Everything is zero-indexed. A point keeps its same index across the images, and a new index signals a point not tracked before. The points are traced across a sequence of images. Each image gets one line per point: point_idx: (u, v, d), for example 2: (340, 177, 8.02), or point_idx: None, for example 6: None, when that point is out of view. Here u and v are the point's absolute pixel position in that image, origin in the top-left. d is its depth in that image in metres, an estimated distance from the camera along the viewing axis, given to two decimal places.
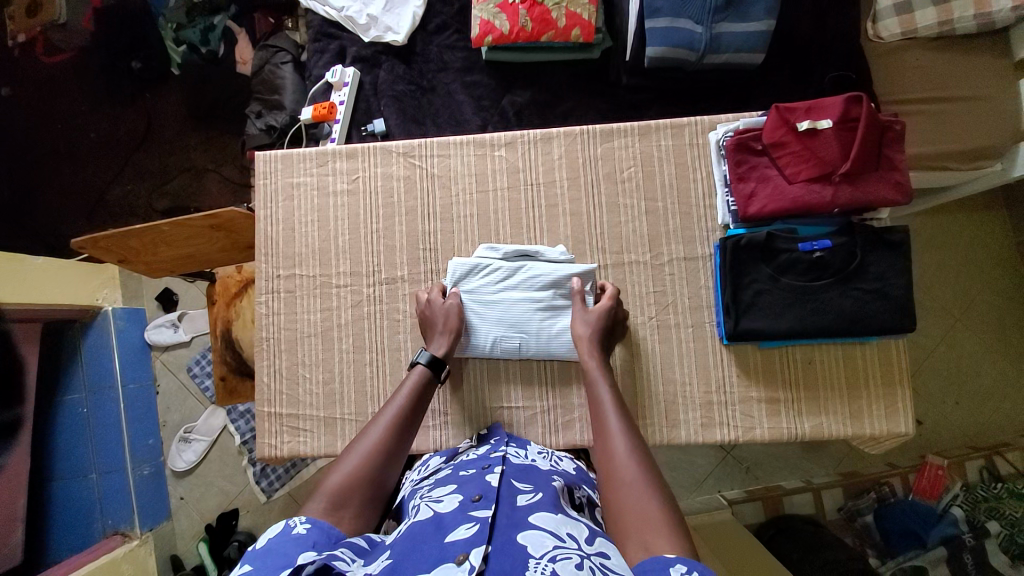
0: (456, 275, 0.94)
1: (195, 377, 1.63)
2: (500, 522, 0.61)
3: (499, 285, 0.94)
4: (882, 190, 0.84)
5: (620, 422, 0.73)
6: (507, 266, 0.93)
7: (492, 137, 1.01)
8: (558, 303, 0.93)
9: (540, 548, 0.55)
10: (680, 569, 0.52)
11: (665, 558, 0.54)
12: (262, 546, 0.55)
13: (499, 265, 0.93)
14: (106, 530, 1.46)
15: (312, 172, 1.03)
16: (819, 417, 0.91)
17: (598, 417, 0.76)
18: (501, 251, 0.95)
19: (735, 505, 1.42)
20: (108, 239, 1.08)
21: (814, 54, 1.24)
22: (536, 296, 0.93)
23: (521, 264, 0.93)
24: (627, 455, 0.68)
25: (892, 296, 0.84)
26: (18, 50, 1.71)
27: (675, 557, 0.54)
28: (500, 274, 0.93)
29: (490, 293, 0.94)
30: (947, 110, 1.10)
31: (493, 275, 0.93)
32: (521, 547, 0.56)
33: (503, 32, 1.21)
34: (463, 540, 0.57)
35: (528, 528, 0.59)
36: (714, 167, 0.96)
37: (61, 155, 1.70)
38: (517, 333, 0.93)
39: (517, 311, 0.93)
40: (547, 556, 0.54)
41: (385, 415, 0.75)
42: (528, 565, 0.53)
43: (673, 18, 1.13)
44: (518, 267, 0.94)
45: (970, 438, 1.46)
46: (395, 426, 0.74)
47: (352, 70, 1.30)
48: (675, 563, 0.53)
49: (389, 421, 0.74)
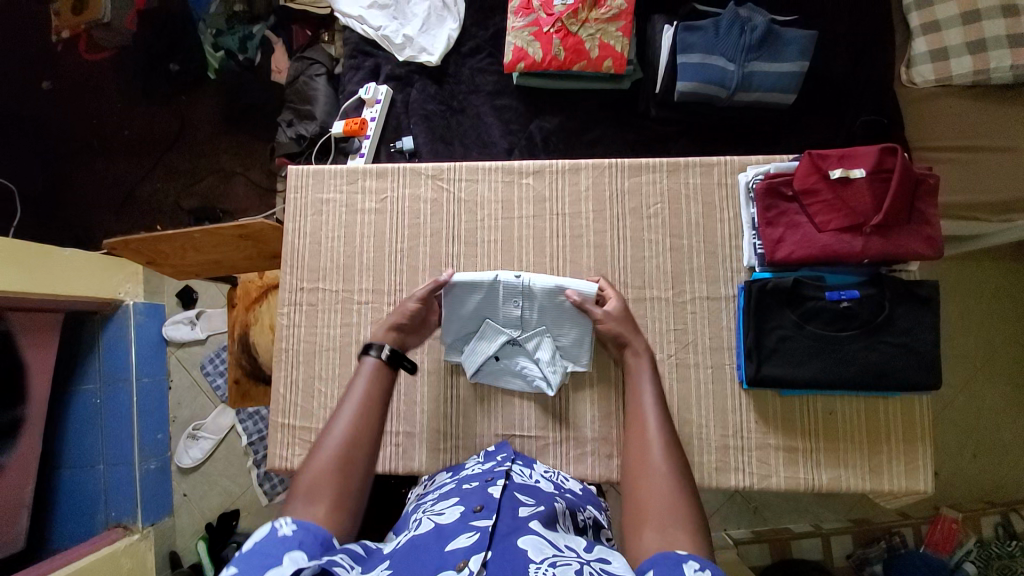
0: (454, 343, 0.95)
1: (208, 374, 1.66)
2: (501, 530, 0.61)
3: (496, 348, 0.93)
4: (912, 244, 0.83)
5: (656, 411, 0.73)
6: (498, 359, 0.94)
7: (521, 165, 1.01)
8: (563, 351, 0.94)
9: (540, 553, 0.56)
10: (693, 565, 0.53)
11: (677, 554, 0.55)
12: (245, 548, 0.53)
13: (490, 356, 0.93)
14: (108, 522, 1.46)
15: (342, 189, 1.05)
16: (838, 469, 0.90)
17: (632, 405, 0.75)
18: (490, 351, 0.93)
19: (740, 546, 1.37)
20: (140, 242, 1.11)
21: (846, 98, 1.23)
22: (546, 347, 0.93)
23: (509, 359, 0.95)
24: (659, 447, 0.68)
25: (920, 350, 0.82)
26: (62, 46, 1.76)
27: (687, 554, 0.55)
28: (491, 351, 0.93)
29: (499, 323, 0.94)
30: (980, 160, 1.09)
31: (486, 349, 0.93)
32: (522, 551, 0.56)
33: (536, 59, 1.22)
34: (463, 549, 0.57)
35: (529, 535, 0.59)
36: (742, 209, 0.95)
37: (95, 150, 1.74)
38: (521, 306, 0.92)
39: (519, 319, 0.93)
40: (547, 561, 0.55)
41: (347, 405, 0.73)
42: (529, 570, 0.53)
43: (705, 55, 1.15)
44: (504, 333, 0.93)
45: (985, 493, 1.42)
46: (361, 411, 0.72)
47: (385, 88, 1.33)
48: (688, 560, 0.54)
49: (352, 410, 0.72)
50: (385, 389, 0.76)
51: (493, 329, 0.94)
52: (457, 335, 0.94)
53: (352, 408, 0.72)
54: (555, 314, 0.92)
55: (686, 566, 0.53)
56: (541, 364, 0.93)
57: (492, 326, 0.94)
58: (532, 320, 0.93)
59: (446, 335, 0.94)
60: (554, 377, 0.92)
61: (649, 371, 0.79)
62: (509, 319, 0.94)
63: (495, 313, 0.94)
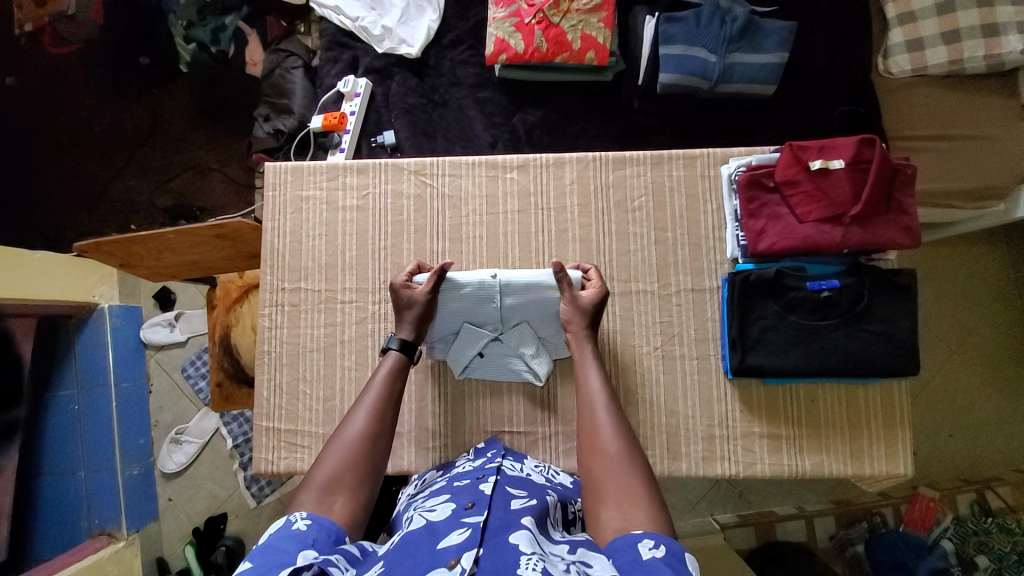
0: (434, 343, 0.94)
1: (190, 378, 1.60)
2: (493, 525, 0.61)
3: (479, 347, 0.93)
4: (890, 233, 0.84)
5: (605, 395, 0.73)
6: (481, 354, 0.94)
7: (505, 159, 1.00)
8: (547, 343, 0.94)
9: (530, 545, 0.56)
10: (647, 543, 0.54)
11: (633, 534, 0.56)
12: (260, 544, 0.54)
13: (472, 353, 0.93)
14: (91, 529, 1.44)
15: (322, 185, 1.03)
16: (820, 455, 0.92)
17: (583, 391, 0.76)
18: (471, 350, 0.93)
19: (727, 530, 1.41)
20: (112, 245, 1.08)
21: (825, 88, 1.24)
22: (530, 341, 0.93)
23: (493, 353, 0.94)
24: (609, 429, 0.69)
25: (898, 337, 0.84)
26: (26, 39, 1.69)
27: (642, 532, 0.56)
28: (473, 348, 0.93)
29: (479, 321, 0.92)
30: (953, 149, 1.11)
31: (468, 348, 0.93)
32: (513, 545, 0.57)
33: (518, 51, 1.21)
34: (455, 545, 0.57)
35: (520, 530, 0.60)
36: (725, 201, 0.96)
37: (65, 148, 1.68)
38: (495, 303, 0.90)
39: (495, 313, 0.91)
40: (537, 555, 0.55)
41: (364, 402, 0.73)
42: (520, 562, 0.53)
43: (686, 46, 1.14)
44: (485, 332, 0.92)
45: (960, 471, 1.47)
46: (379, 408, 0.73)
47: (364, 81, 1.30)
48: (643, 539, 0.55)
49: (370, 407, 0.73)
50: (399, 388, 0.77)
51: (475, 332, 0.92)
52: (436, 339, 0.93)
53: (370, 403, 0.73)
54: (537, 311, 0.91)
55: (641, 545, 0.54)
56: (525, 356, 0.93)
57: (472, 329, 0.92)
58: (511, 315, 0.91)
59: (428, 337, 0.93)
60: (540, 367, 0.92)
61: (593, 359, 0.79)
62: (489, 318, 0.92)
63: (474, 316, 0.91)
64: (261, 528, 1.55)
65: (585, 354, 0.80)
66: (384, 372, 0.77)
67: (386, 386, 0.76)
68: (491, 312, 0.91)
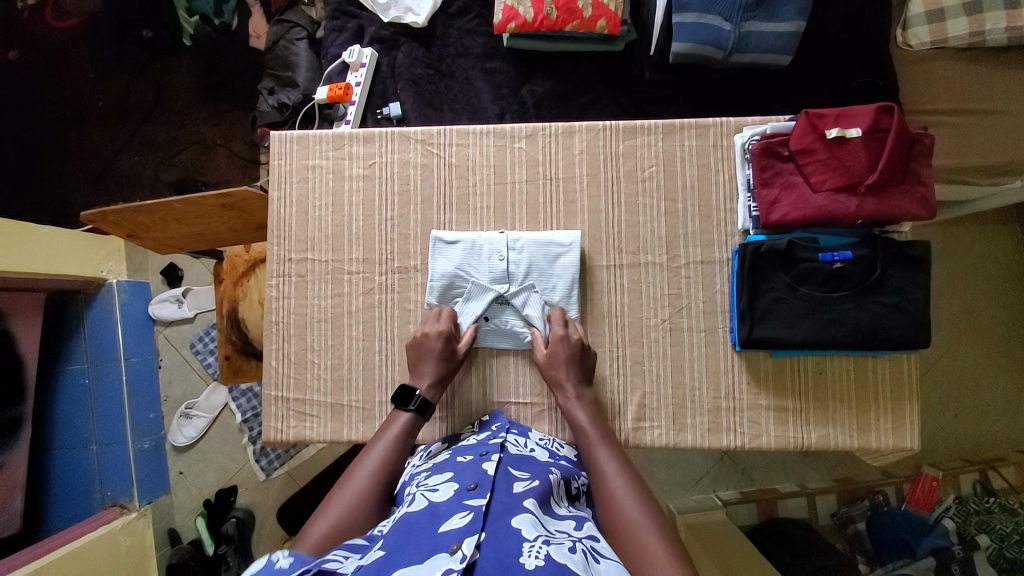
0: (438, 299, 0.96)
1: (197, 353, 1.64)
2: (495, 510, 0.62)
3: (484, 309, 0.94)
4: (906, 204, 0.83)
5: (614, 461, 0.75)
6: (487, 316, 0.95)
7: (513, 128, 0.99)
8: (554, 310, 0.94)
9: (533, 531, 0.57)
10: None
11: None
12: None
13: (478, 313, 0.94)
14: (104, 502, 1.45)
15: (328, 155, 1.01)
16: (827, 427, 0.92)
17: (592, 461, 0.77)
18: (476, 310, 0.94)
19: (729, 506, 1.42)
20: (119, 214, 1.07)
21: (841, 59, 1.20)
22: (538, 302, 0.93)
23: (500, 315, 0.95)
24: (627, 491, 0.70)
25: (910, 311, 0.83)
26: (27, 13, 1.66)
27: None
28: (479, 306, 0.94)
29: (485, 275, 0.95)
30: (974, 123, 1.08)
31: (471, 303, 0.95)
32: (516, 530, 0.57)
33: (527, 19, 1.17)
34: (457, 529, 0.58)
35: (523, 514, 0.61)
36: (737, 171, 0.94)
37: (68, 123, 1.66)
38: (502, 258, 0.94)
39: (500, 267, 0.94)
40: (541, 540, 0.56)
41: (367, 464, 0.78)
42: (524, 548, 0.54)
43: (701, 13, 1.09)
44: (491, 289, 0.94)
45: (964, 451, 1.46)
46: (378, 472, 0.77)
47: (370, 51, 1.27)
48: None
49: (371, 470, 0.77)
50: (401, 455, 0.81)
51: (481, 287, 0.94)
52: (439, 299, 0.96)
53: (371, 467, 0.77)
54: (542, 268, 0.94)
55: None
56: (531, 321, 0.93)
57: (478, 286, 0.94)
58: (518, 273, 0.94)
59: (431, 297, 0.96)
60: (542, 327, 0.92)
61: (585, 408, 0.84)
62: (495, 275, 0.94)
63: (479, 272, 0.95)
64: (271, 500, 1.58)
65: (584, 420, 0.82)
66: (389, 437, 0.81)
67: (389, 453, 0.80)
68: (495, 261, 0.94)
